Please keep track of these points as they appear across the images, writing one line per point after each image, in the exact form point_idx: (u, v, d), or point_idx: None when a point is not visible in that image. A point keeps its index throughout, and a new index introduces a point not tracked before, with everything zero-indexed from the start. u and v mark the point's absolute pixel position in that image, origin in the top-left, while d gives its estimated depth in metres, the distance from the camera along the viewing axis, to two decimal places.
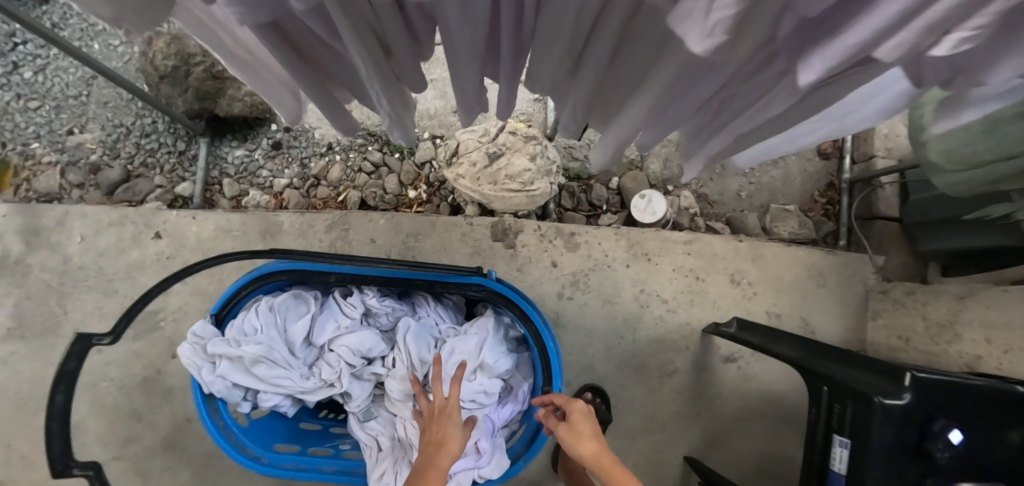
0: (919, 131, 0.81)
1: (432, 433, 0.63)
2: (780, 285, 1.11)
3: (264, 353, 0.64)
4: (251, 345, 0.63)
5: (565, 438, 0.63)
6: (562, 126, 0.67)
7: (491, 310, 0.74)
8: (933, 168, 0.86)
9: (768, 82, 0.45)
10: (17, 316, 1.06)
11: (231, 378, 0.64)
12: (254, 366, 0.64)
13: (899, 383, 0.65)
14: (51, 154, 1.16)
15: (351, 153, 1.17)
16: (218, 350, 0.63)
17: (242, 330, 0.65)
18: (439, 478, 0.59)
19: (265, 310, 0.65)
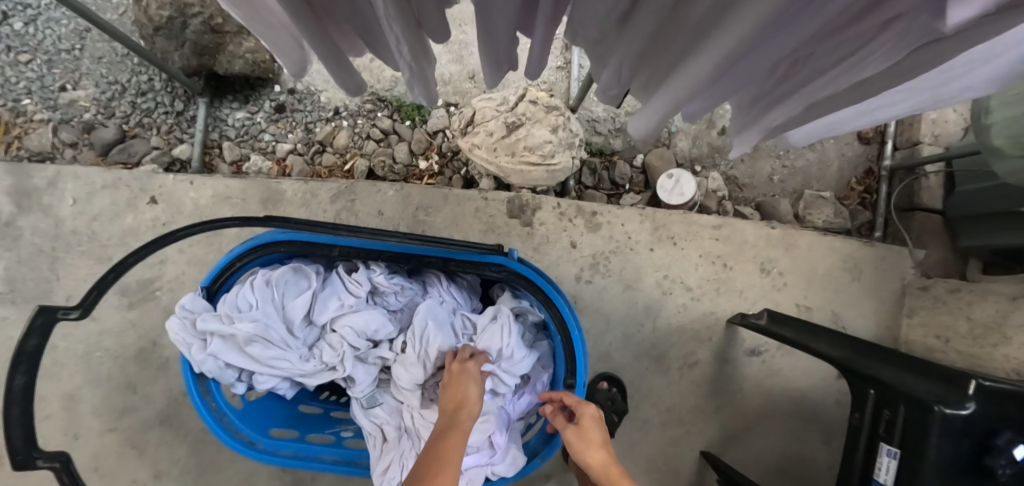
0: (980, 113, 0.69)
1: (446, 398, 0.59)
2: (813, 277, 1.04)
3: (259, 332, 0.58)
4: (244, 323, 0.57)
5: (573, 444, 0.60)
6: (600, 90, 0.60)
7: (509, 293, 0.68)
8: (993, 153, 0.71)
9: (866, 34, 0.38)
10: (8, 280, 1.01)
11: (224, 357, 0.58)
12: (248, 346, 0.58)
13: (963, 391, 0.59)
14: (43, 111, 1.09)
15: (359, 119, 1.10)
16: (209, 327, 0.57)
17: (236, 305, 0.58)
18: (461, 440, 0.55)
19: (261, 284, 0.58)
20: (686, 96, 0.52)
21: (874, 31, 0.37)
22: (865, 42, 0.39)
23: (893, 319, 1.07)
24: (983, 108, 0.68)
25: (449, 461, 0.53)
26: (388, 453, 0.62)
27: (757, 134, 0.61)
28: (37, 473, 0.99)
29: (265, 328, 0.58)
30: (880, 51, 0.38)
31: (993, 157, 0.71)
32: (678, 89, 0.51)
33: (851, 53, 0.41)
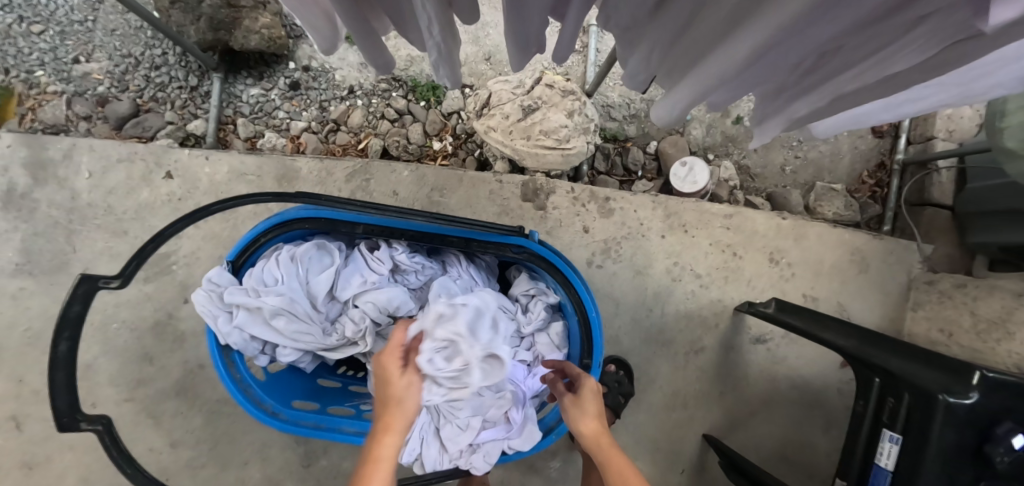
0: (996, 116, 0.68)
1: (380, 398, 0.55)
2: (821, 268, 1.05)
3: (285, 306, 0.60)
4: (270, 296, 0.60)
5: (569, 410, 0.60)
6: (628, 76, 0.63)
7: (527, 274, 0.72)
8: (1005, 155, 0.69)
9: (895, 31, 0.39)
10: (25, 252, 1.02)
11: (250, 329, 0.61)
12: (273, 319, 0.60)
13: (967, 382, 0.61)
14: (56, 83, 1.09)
15: (374, 98, 1.10)
16: (236, 299, 0.59)
17: (261, 279, 0.61)
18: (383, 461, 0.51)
19: (287, 260, 0.61)
20: (711, 86, 0.53)
21: (905, 28, 0.38)
22: (894, 39, 0.40)
23: (898, 311, 1.08)
24: (1000, 110, 0.67)
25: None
26: (408, 425, 0.64)
27: (781, 124, 0.62)
28: (56, 439, 1.02)
29: (290, 301, 0.60)
30: (908, 48, 0.39)
31: (1007, 159, 0.69)
32: (704, 78, 0.53)
33: (879, 49, 0.42)
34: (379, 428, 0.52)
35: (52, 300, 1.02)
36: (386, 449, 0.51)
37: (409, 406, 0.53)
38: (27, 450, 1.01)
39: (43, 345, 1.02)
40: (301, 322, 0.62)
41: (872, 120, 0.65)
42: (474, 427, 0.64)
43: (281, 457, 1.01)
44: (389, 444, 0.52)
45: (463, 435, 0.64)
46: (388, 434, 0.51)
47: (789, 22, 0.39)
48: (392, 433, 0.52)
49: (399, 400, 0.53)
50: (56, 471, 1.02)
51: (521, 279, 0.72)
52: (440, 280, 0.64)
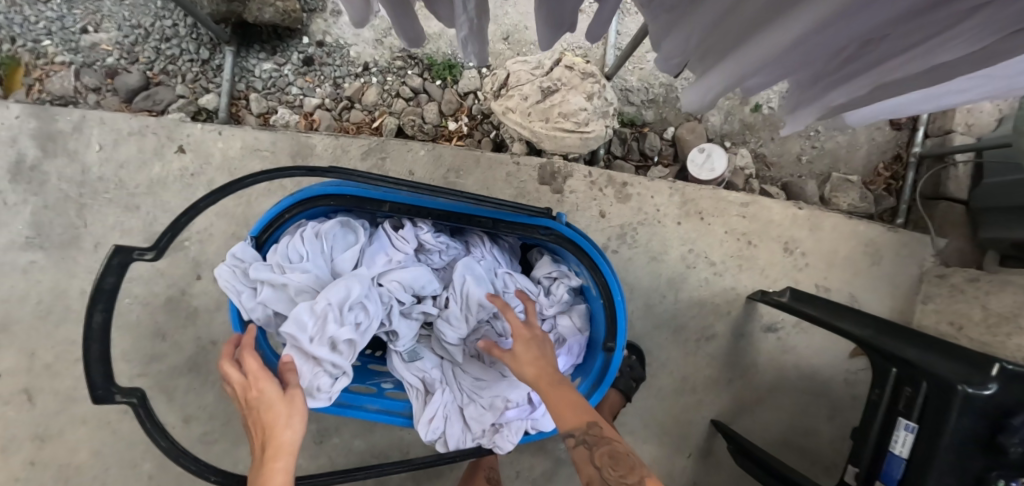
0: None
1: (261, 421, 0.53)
2: (834, 259, 1.05)
3: (311, 283, 0.61)
4: (297, 272, 0.60)
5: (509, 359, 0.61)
6: (662, 58, 0.62)
7: (549, 257, 0.74)
8: None
9: (945, 21, 0.38)
10: (35, 225, 1.01)
11: (274, 305, 0.60)
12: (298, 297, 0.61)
13: (986, 373, 0.61)
14: (64, 53, 1.06)
15: (389, 76, 1.09)
16: (261, 275, 0.59)
17: (288, 257, 0.61)
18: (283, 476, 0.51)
19: (312, 237, 0.63)
20: (750, 70, 0.54)
21: (954, 19, 0.37)
22: (941, 31, 0.39)
23: (909, 303, 1.08)
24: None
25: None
26: (432, 404, 0.66)
27: (815, 112, 0.62)
28: (67, 413, 1.02)
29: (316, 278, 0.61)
30: (955, 41, 0.39)
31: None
32: (742, 63, 0.53)
33: (924, 41, 0.41)
34: (266, 455, 0.51)
35: (62, 274, 1.02)
36: (280, 471, 0.51)
37: (293, 426, 0.52)
38: (40, 422, 1.02)
39: (54, 319, 1.02)
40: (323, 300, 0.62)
41: (908, 111, 0.65)
42: (497, 404, 0.68)
43: None
44: (280, 468, 0.51)
45: (487, 413, 0.68)
46: (277, 459, 0.51)
47: (835, 11, 0.39)
48: (281, 455, 0.51)
49: (277, 421, 0.52)
50: (69, 444, 1.02)
51: (543, 261, 0.74)
52: (465, 259, 0.69)
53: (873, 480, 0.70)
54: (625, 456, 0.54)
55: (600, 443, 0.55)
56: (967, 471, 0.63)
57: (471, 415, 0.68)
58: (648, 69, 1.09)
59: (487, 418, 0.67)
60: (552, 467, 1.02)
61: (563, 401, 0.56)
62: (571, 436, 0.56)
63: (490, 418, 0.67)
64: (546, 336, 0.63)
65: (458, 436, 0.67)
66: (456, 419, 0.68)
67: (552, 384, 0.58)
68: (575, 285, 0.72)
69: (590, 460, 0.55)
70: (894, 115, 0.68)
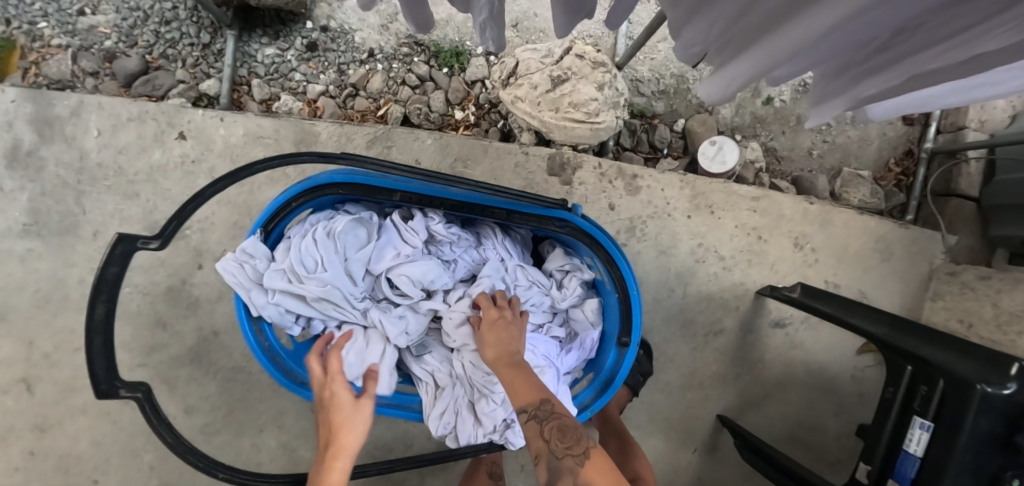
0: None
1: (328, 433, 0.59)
2: (844, 254, 1.04)
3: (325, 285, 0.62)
4: (313, 283, 0.61)
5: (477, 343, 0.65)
6: (681, 47, 0.61)
7: (562, 251, 0.75)
8: None
9: (986, 10, 0.36)
10: (32, 212, 0.99)
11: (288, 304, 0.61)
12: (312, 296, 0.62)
13: (1005, 371, 0.59)
14: (60, 36, 1.04)
15: (395, 63, 1.07)
16: (275, 285, 0.60)
17: (299, 255, 0.61)
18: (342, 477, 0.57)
19: (323, 236, 0.61)
20: (776, 60, 0.52)
21: (996, 10, 0.36)
22: (981, 20, 0.38)
23: (917, 301, 1.07)
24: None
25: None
26: (442, 399, 0.67)
27: (842, 104, 0.61)
28: (67, 403, 1.01)
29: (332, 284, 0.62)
30: (997, 31, 0.37)
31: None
32: (768, 53, 0.51)
33: (963, 30, 0.40)
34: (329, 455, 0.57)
35: (60, 263, 1.00)
36: (339, 472, 0.56)
37: (356, 431, 0.58)
38: (39, 412, 1.00)
39: (52, 308, 1.00)
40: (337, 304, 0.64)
41: (938, 102, 0.63)
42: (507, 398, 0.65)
43: (296, 425, 1.01)
44: (338, 469, 0.57)
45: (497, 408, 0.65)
46: (338, 459, 0.57)
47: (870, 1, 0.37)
48: (342, 456, 0.57)
49: (344, 424, 0.58)
50: (68, 434, 1.01)
51: (556, 254, 0.75)
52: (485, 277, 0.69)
53: (885, 479, 0.69)
54: (571, 430, 0.55)
55: (549, 418, 0.55)
56: (980, 471, 0.62)
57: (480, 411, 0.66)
58: (659, 60, 1.07)
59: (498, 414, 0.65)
60: None
61: (515, 382, 0.58)
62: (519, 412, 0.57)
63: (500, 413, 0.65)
64: (514, 319, 0.66)
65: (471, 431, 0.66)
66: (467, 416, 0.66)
67: (507, 366, 0.61)
68: (588, 278, 0.73)
69: (538, 434, 0.55)
70: (921, 107, 0.66)
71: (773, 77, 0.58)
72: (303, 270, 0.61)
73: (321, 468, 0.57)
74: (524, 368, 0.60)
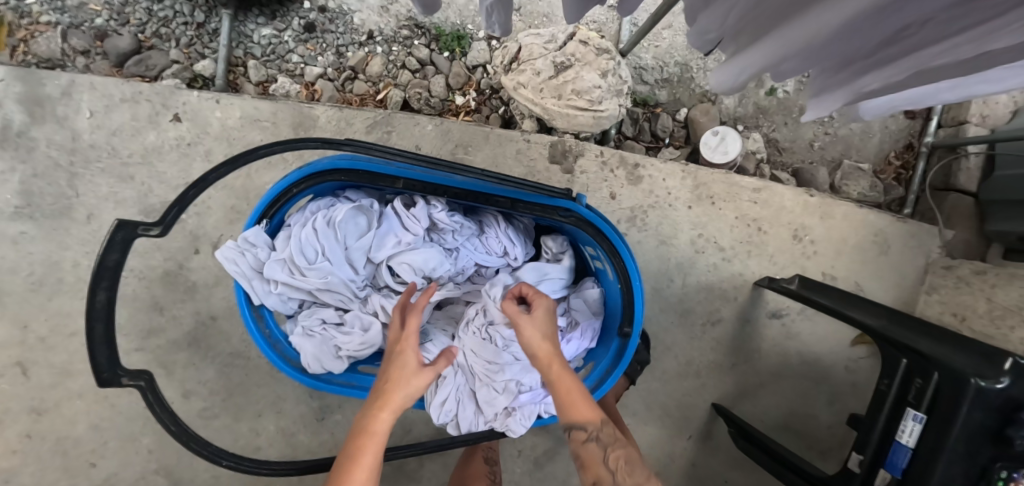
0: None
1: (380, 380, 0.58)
2: (843, 247, 1.04)
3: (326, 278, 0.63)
4: (314, 272, 0.62)
5: (523, 330, 0.61)
6: (696, 33, 0.61)
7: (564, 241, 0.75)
8: None
9: (1002, 6, 0.36)
10: (25, 194, 0.97)
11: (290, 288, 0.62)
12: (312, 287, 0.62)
13: (998, 367, 0.60)
14: (50, 13, 1.01)
15: (395, 46, 1.05)
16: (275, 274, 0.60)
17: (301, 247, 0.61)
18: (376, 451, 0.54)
19: (324, 226, 0.61)
20: (786, 52, 0.52)
21: (1006, 7, 0.36)
22: (993, 16, 0.37)
23: (913, 294, 1.07)
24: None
25: (359, 469, 0.52)
26: (443, 388, 0.66)
27: (843, 99, 0.61)
28: (64, 386, 1.00)
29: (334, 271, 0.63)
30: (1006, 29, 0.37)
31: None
32: (780, 42, 0.51)
33: (969, 27, 0.40)
34: (376, 404, 0.55)
35: (53, 246, 0.98)
36: (382, 424, 0.54)
37: (408, 389, 0.56)
38: (35, 395, 1.00)
39: (47, 291, 0.99)
40: (338, 292, 0.66)
41: (934, 100, 0.64)
42: (508, 387, 0.66)
43: (295, 410, 1.01)
44: (384, 420, 0.55)
45: (499, 397, 0.66)
46: (383, 410, 0.55)
47: None
48: (389, 409, 0.55)
49: (400, 378, 0.57)
50: (66, 417, 1.01)
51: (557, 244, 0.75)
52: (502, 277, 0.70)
53: (877, 468, 0.70)
54: (634, 458, 0.59)
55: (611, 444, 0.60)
56: (975, 462, 0.62)
57: (483, 399, 0.66)
58: (663, 47, 1.06)
59: (500, 402, 0.66)
60: (554, 446, 1.02)
61: (578, 399, 0.60)
62: (582, 429, 0.60)
63: (503, 401, 0.66)
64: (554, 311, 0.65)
65: (473, 418, 0.67)
66: (470, 404, 0.67)
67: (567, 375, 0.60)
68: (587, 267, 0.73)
69: (601, 458, 0.59)
70: (917, 104, 0.67)
71: (778, 71, 0.59)
72: (303, 261, 0.61)
73: (368, 415, 0.55)
74: (582, 383, 0.61)
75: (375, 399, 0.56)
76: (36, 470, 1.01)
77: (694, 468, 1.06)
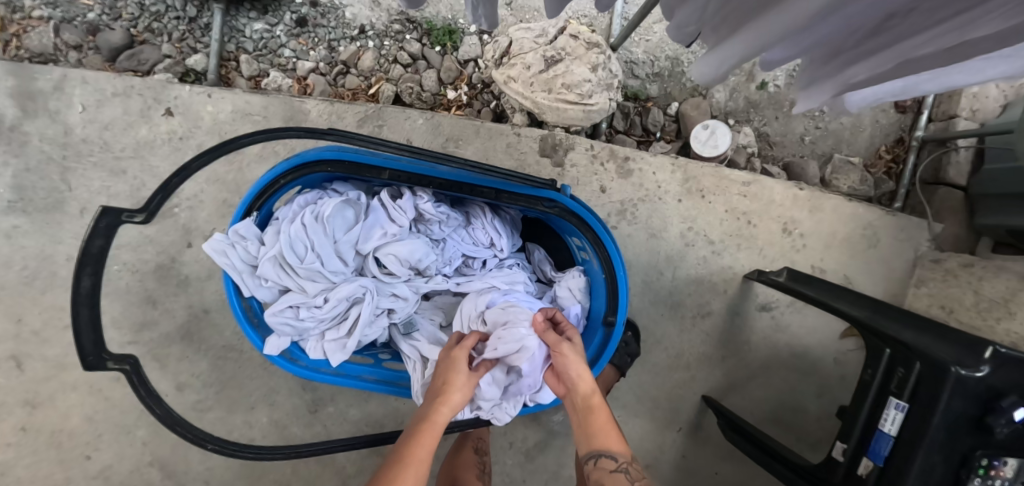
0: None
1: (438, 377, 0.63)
2: (832, 240, 1.05)
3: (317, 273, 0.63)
4: (304, 270, 0.62)
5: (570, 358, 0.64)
6: (675, 27, 0.64)
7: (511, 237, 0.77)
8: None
9: None
10: (17, 188, 0.97)
11: (280, 283, 0.63)
12: (304, 282, 0.63)
13: (979, 355, 0.61)
14: (42, 8, 1.01)
15: (386, 40, 1.05)
16: (267, 271, 0.61)
17: (290, 242, 0.61)
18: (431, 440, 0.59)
19: (312, 220, 0.61)
20: (765, 43, 0.53)
21: None
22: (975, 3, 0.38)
23: (901, 287, 1.08)
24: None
25: (415, 455, 0.57)
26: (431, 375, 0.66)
27: (828, 91, 0.62)
28: (58, 380, 1.01)
29: (324, 267, 0.63)
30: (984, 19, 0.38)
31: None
32: (759, 33, 0.52)
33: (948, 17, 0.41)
34: (439, 397, 0.61)
35: (47, 239, 0.99)
36: (443, 417, 0.60)
37: (464, 389, 0.61)
38: (30, 389, 1.01)
39: (40, 285, 0.99)
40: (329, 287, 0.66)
41: (917, 92, 0.65)
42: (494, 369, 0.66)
43: (288, 403, 1.02)
44: (444, 414, 0.60)
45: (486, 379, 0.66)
46: (445, 404, 0.60)
47: None
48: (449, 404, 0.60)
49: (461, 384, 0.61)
50: (60, 410, 1.02)
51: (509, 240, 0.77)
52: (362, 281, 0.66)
53: (859, 457, 0.70)
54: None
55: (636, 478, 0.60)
56: (955, 449, 0.63)
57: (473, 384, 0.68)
58: (654, 41, 1.07)
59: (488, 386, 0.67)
60: (545, 438, 1.03)
61: (610, 427, 0.64)
62: (613, 458, 0.60)
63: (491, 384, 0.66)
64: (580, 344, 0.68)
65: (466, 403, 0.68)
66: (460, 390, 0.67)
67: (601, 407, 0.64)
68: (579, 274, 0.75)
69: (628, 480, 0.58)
70: (902, 97, 0.68)
71: (768, 59, 0.61)
72: (294, 257, 0.61)
73: (429, 408, 0.60)
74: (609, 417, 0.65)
75: (438, 394, 0.62)
76: (31, 462, 1.02)
77: (684, 460, 1.07)
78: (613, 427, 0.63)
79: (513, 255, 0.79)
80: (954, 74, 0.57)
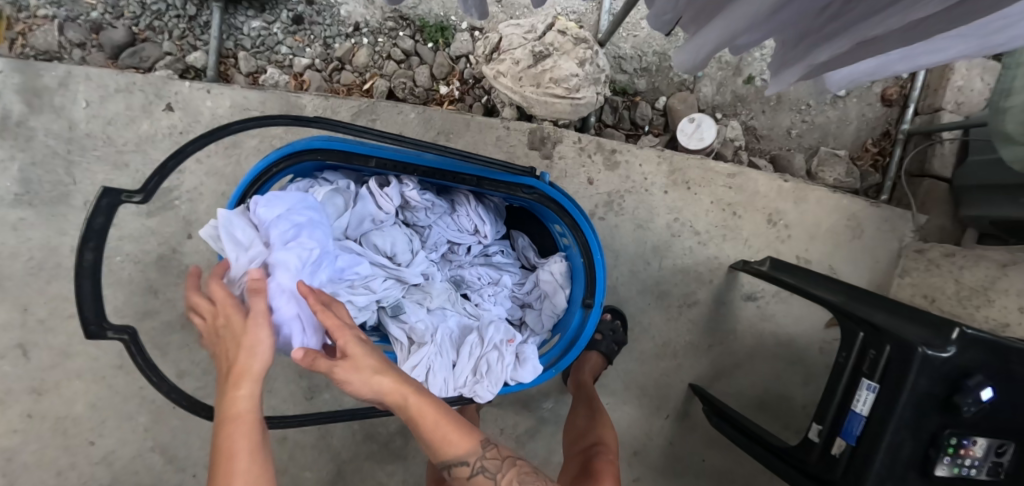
0: (1002, 94, 0.70)
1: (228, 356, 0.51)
2: (817, 231, 1.07)
3: None
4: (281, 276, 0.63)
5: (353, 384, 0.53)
6: (654, 15, 0.67)
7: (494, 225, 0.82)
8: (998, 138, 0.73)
9: None
10: (24, 182, 1.00)
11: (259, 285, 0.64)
12: None
13: (946, 336, 0.63)
14: (47, 7, 1.04)
15: (380, 37, 1.08)
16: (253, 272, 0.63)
17: None
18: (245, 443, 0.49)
19: None
20: (734, 30, 0.56)
21: None
22: None
23: (886, 277, 1.09)
24: (1007, 89, 0.70)
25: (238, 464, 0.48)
26: (418, 353, 0.70)
27: (798, 71, 0.63)
28: (64, 367, 1.04)
29: None
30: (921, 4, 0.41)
31: (1003, 143, 0.72)
32: (728, 23, 0.55)
33: (891, 5, 0.43)
34: (232, 381, 0.49)
35: (53, 231, 1.02)
36: (245, 402, 0.49)
37: (260, 353, 0.50)
38: (35, 376, 1.04)
39: (47, 275, 1.03)
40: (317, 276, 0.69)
41: (891, 69, 0.66)
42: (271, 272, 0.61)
43: (284, 389, 1.05)
44: (243, 396, 0.49)
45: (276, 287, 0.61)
46: (241, 386, 0.49)
47: None
48: (245, 383, 0.49)
49: (252, 348, 0.50)
50: (65, 398, 1.05)
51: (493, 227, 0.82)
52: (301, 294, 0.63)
53: (834, 438, 0.73)
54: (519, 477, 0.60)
55: (501, 470, 0.60)
56: (924, 428, 0.65)
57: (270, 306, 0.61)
58: (641, 37, 1.09)
59: None
60: (535, 425, 1.06)
61: (452, 434, 0.58)
62: (462, 463, 0.58)
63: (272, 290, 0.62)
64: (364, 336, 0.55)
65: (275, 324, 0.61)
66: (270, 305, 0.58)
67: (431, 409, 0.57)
68: (562, 263, 0.80)
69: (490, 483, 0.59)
70: (879, 76, 0.70)
71: (742, 46, 0.64)
72: None
73: (224, 400, 0.49)
74: (444, 412, 0.58)
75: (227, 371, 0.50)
76: (37, 448, 1.05)
77: (671, 447, 1.09)
78: (446, 437, 0.57)
79: (498, 241, 0.87)
80: (920, 53, 0.59)
